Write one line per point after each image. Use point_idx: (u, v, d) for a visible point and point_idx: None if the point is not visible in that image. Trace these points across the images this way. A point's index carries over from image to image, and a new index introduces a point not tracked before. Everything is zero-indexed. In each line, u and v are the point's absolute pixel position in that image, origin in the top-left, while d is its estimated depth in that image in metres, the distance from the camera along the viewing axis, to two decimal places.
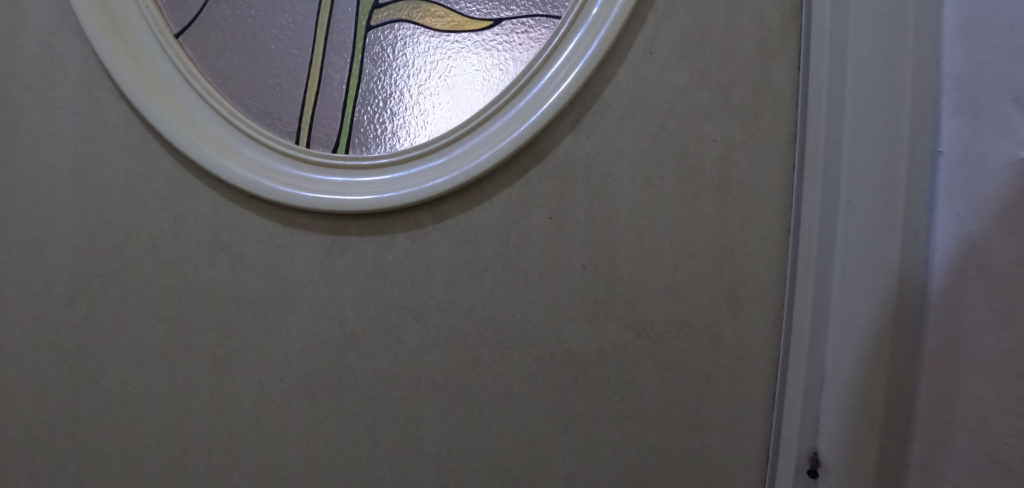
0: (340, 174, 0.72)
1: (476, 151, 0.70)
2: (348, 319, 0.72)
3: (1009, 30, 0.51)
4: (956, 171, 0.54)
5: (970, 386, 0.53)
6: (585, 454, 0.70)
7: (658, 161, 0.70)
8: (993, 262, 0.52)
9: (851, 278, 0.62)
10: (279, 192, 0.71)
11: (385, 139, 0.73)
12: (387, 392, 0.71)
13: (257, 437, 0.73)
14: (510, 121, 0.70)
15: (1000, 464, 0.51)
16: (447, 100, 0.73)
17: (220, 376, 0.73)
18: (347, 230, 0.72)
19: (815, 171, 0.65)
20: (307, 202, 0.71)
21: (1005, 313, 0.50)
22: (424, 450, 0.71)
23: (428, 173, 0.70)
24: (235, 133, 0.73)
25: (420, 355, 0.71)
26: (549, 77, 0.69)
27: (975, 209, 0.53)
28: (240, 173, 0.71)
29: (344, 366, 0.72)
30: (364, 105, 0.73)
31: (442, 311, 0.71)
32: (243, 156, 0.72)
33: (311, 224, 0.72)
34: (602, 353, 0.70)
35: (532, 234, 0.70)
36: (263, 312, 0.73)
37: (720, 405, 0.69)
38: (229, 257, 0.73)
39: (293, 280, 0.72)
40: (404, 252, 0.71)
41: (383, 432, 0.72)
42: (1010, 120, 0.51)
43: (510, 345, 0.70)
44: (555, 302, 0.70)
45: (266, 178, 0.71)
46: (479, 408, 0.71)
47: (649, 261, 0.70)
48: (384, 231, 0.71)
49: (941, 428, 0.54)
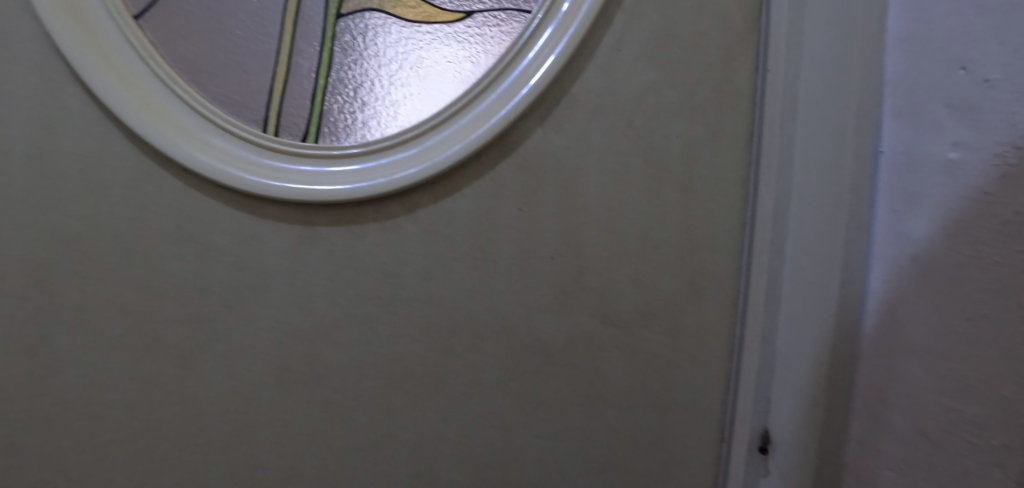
0: (310, 165, 0.71)
1: (449, 144, 0.70)
2: (320, 310, 0.73)
3: (944, 43, 0.57)
4: (895, 170, 0.60)
5: (904, 367, 0.58)
6: (553, 438, 0.73)
7: (624, 156, 0.72)
8: (926, 256, 0.57)
9: (802, 268, 0.66)
10: (249, 182, 0.71)
11: (355, 129, 0.73)
12: (360, 381, 0.73)
13: (224, 427, 0.73)
14: (481, 114, 0.70)
15: (929, 438, 0.56)
16: (418, 91, 0.73)
17: (189, 367, 0.73)
18: (319, 220, 0.72)
19: (771, 165, 0.68)
20: (277, 192, 0.71)
21: (937, 303, 0.56)
22: (397, 438, 0.73)
23: (399, 164, 0.71)
24: (201, 121, 0.72)
25: (391, 344, 0.73)
26: (521, 71, 0.70)
27: (910, 207, 0.59)
28: (206, 163, 0.71)
29: (319, 356, 0.73)
30: (334, 94, 0.73)
31: (416, 301, 0.73)
32: (211, 145, 0.72)
33: (281, 213, 0.72)
34: (570, 340, 0.73)
35: (502, 226, 0.72)
36: (232, 304, 0.73)
37: (681, 387, 0.74)
38: (196, 248, 0.72)
39: (265, 269, 0.72)
40: (374, 243, 0.72)
41: (355, 421, 0.73)
42: (942, 124, 0.56)
43: (482, 334, 0.73)
44: (525, 291, 0.73)
45: (235, 167, 0.71)
46: (449, 395, 0.73)
47: (616, 252, 0.72)
48: (356, 222, 0.72)
49: (878, 406, 0.60)
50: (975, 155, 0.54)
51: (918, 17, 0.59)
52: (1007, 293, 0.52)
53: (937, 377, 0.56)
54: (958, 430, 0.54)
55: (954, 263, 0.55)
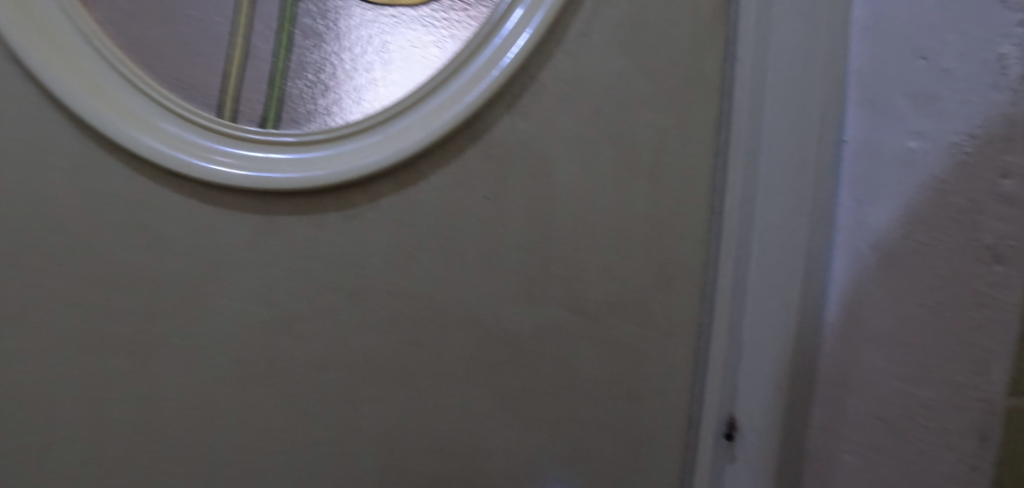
0: (268, 151, 0.67)
1: (414, 131, 0.67)
2: (280, 302, 0.69)
3: (908, 33, 0.57)
4: (858, 159, 0.61)
5: (864, 354, 0.59)
6: (522, 428, 0.73)
7: (593, 144, 0.71)
8: (886, 244, 0.58)
9: (768, 257, 0.67)
10: (202, 169, 0.66)
11: (317, 115, 0.70)
12: (322, 372, 0.70)
13: (180, 426, 0.69)
14: (447, 100, 0.67)
15: (885, 422, 0.57)
16: (383, 76, 0.71)
17: (140, 366, 0.68)
18: (276, 209, 0.68)
19: (738, 155, 0.69)
20: (231, 179, 0.66)
21: (897, 290, 0.56)
22: (363, 431, 0.71)
23: (362, 152, 0.67)
24: (150, 104, 0.67)
25: (356, 336, 0.70)
26: (488, 56, 0.67)
27: (871, 195, 0.59)
28: (154, 147, 0.66)
29: (280, 349, 0.70)
30: (294, 79, 0.69)
31: (381, 292, 0.70)
32: (160, 130, 0.67)
33: (235, 201, 0.68)
34: (539, 331, 0.72)
35: (469, 215, 0.70)
36: (186, 297, 0.68)
37: (650, 375, 0.74)
38: (146, 237, 0.67)
39: (221, 260, 0.68)
40: (336, 233, 0.69)
41: (320, 415, 0.71)
42: (904, 113, 0.57)
43: (449, 325, 0.71)
44: (493, 281, 0.71)
45: (187, 153, 0.66)
46: (416, 387, 0.71)
47: (585, 242, 0.71)
48: (317, 211, 0.68)
49: (838, 392, 0.61)
50: (933, 144, 0.54)
51: (882, 7, 0.59)
52: (962, 281, 0.53)
53: (895, 362, 0.56)
54: (910, 413, 0.56)
55: (912, 251, 0.56)
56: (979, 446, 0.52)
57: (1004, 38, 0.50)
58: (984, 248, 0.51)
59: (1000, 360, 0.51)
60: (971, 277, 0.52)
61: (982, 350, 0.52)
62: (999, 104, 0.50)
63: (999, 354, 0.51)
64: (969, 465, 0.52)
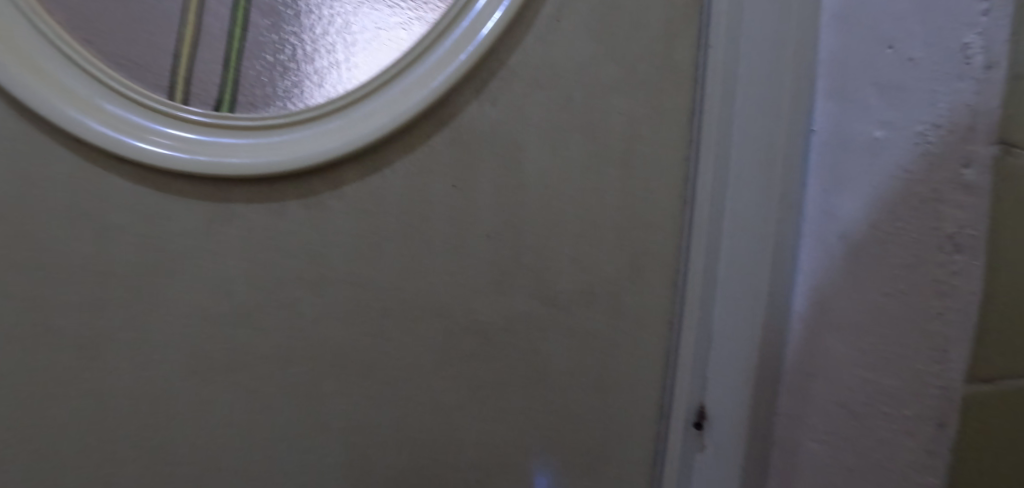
0: (217, 134, 0.59)
1: (379, 115, 0.61)
2: (235, 295, 0.61)
3: (875, 22, 0.57)
4: (826, 148, 0.61)
5: (830, 341, 0.60)
6: (493, 425, 0.69)
7: (565, 128, 0.68)
8: (852, 233, 0.58)
9: (737, 244, 0.67)
10: (152, 154, 0.57)
11: (275, 99, 0.63)
12: (281, 376, 0.63)
13: (122, 441, 0.60)
14: (415, 83, 0.62)
15: (848, 409, 0.58)
16: (345, 59, 0.66)
17: (70, 377, 0.58)
18: (231, 198, 0.60)
19: (710, 143, 0.69)
20: (184, 165, 0.58)
21: (860, 278, 0.57)
22: (325, 435, 0.65)
23: (323, 137, 0.60)
24: (79, 75, 0.57)
25: (316, 327, 0.63)
26: (456, 37, 0.63)
27: (838, 185, 0.60)
28: (86, 125, 0.56)
29: (237, 353, 0.61)
30: (252, 60, 0.63)
31: (343, 281, 0.63)
32: (103, 112, 0.57)
33: (184, 188, 0.59)
34: (510, 322, 0.68)
35: (435, 202, 0.65)
36: (125, 297, 0.59)
37: (621, 365, 0.72)
38: (83, 225, 0.57)
39: (170, 251, 0.59)
40: (297, 223, 0.61)
41: (282, 415, 0.63)
42: (870, 103, 0.57)
43: (416, 315, 0.65)
44: (462, 272, 0.66)
45: (135, 137, 0.57)
46: (382, 384, 0.65)
47: (556, 229, 0.68)
48: (273, 199, 0.61)
49: (805, 378, 0.62)
50: (899, 133, 0.54)
51: None
52: (925, 268, 0.52)
53: (858, 350, 0.57)
54: (872, 401, 0.56)
55: (877, 241, 0.56)
56: (935, 432, 0.52)
57: (969, 27, 0.50)
58: (946, 236, 0.51)
59: (958, 350, 0.51)
60: (932, 266, 0.52)
61: (941, 337, 0.52)
62: (962, 93, 0.50)
63: (958, 343, 0.51)
64: (926, 451, 0.52)
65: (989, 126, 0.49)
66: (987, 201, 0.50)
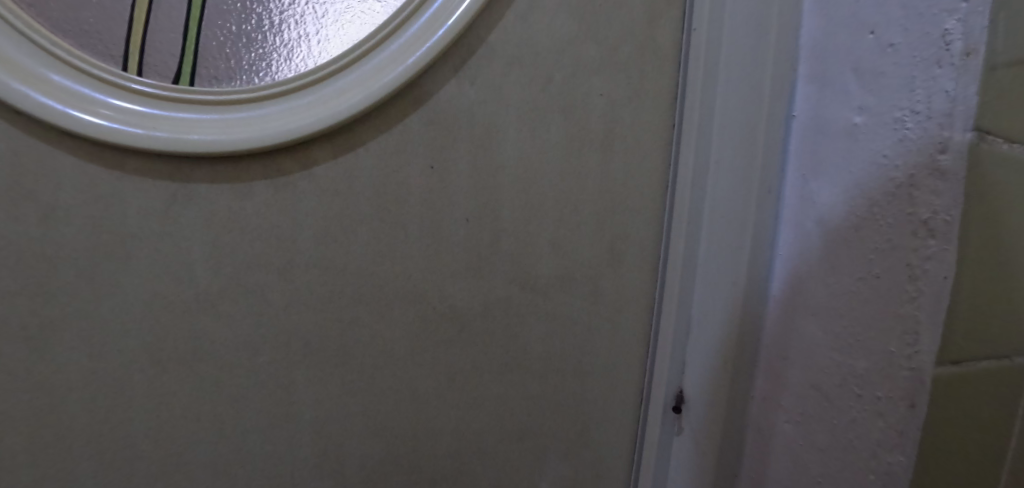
0: (176, 109, 0.56)
1: (350, 92, 0.59)
2: (200, 280, 0.59)
3: (854, 7, 0.56)
4: (805, 133, 0.61)
5: (804, 326, 0.60)
6: (470, 410, 0.70)
7: (545, 111, 0.67)
8: (829, 219, 0.58)
9: (716, 230, 0.67)
10: (106, 130, 0.54)
11: (238, 73, 0.58)
12: (252, 358, 0.61)
13: (81, 431, 0.58)
14: (388, 59, 0.59)
15: (820, 392, 0.58)
16: (316, 32, 0.60)
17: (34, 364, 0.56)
18: (194, 177, 0.57)
19: (691, 128, 0.68)
20: (141, 142, 0.55)
21: (831, 262, 0.57)
22: (297, 422, 0.64)
23: (291, 114, 0.58)
24: (16, 40, 0.52)
25: (286, 314, 0.62)
26: (432, 13, 0.61)
27: (815, 170, 0.59)
28: (29, 96, 0.52)
29: (203, 339, 0.60)
30: (212, 29, 0.57)
31: (314, 267, 0.62)
32: (49, 83, 0.53)
33: (145, 167, 0.56)
34: (487, 307, 0.68)
35: (411, 186, 0.63)
36: (90, 278, 0.56)
37: (601, 350, 0.73)
38: (33, 208, 0.54)
39: (130, 234, 0.57)
40: (264, 203, 0.59)
41: (250, 403, 0.62)
42: (848, 88, 0.56)
43: (390, 301, 0.65)
44: (438, 257, 0.65)
45: (87, 112, 0.54)
46: (355, 370, 0.65)
47: (535, 215, 0.68)
48: (240, 178, 0.59)
49: (779, 362, 0.62)
50: (877, 118, 0.53)
51: None
52: (897, 253, 0.52)
53: (830, 334, 0.57)
54: (845, 383, 0.56)
55: (852, 227, 0.55)
56: (907, 412, 0.52)
57: (948, 13, 0.49)
58: (920, 222, 0.51)
59: (929, 333, 0.51)
60: (905, 251, 0.52)
61: (912, 320, 0.52)
62: (940, 79, 0.50)
63: (930, 327, 0.51)
64: (896, 431, 0.53)
65: (966, 111, 0.48)
66: (962, 186, 0.49)
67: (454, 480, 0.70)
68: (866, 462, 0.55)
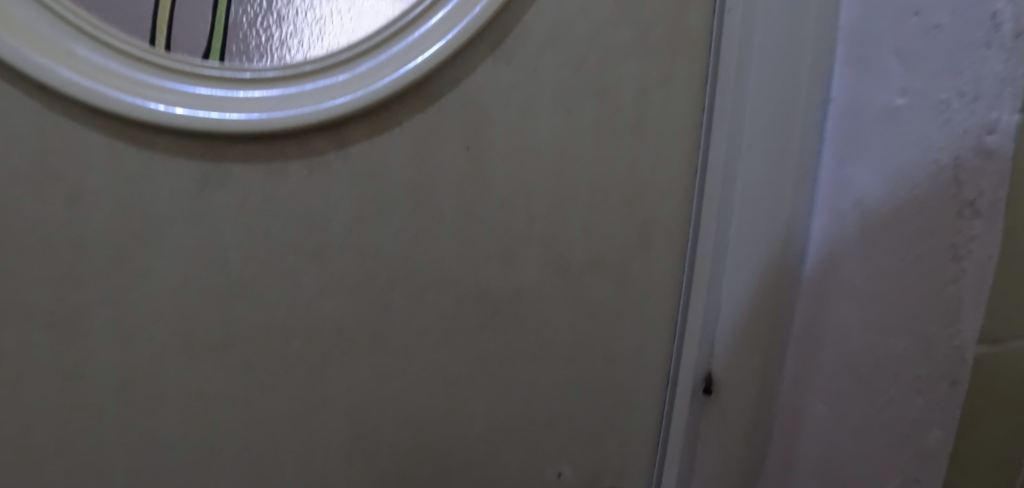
0: (207, 85, 0.52)
1: (387, 69, 0.56)
2: (233, 263, 0.57)
3: None
4: (841, 116, 0.60)
5: (835, 308, 0.60)
6: (501, 393, 0.70)
7: (579, 94, 0.65)
8: (867, 202, 0.57)
9: (750, 216, 0.64)
10: (137, 107, 0.50)
11: (270, 50, 0.56)
12: (286, 343, 0.60)
13: (115, 418, 0.57)
14: (425, 36, 0.57)
15: (855, 372, 0.58)
16: (348, 6, 0.58)
17: (66, 347, 0.54)
18: (228, 155, 0.54)
19: (723, 111, 0.65)
20: (173, 120, 0.51)
21: (865, 245, 0.57)
22: (332, 406, 0.63)
23: (326, 91, 0.55)
24: (40, 12, 0.48)
25: (321, 300, 0.60)
26: None
27: (852, 153, 0.59)
28: (54, 71, 0.48)
29: (237, 325, 0.58)
30: (242, 4, 0.54)
31: (349, 250, 0.60)
32: (76, 58, 0.49)
33: (177, 145, 0.53)
34: (520, 291, 0.68)
35: (447, 167, 0.62)
36: (121, 263, 0.54)
37: (629, 333, 0.73)
38: (62, 191, 0.52)
39: (161, 217, 0.54)
40: (300, 185, 0.57)
41: (285, 388, 0.61)
42: (890, 71, 0.56)
43: (425, 284, 0.64)
44: (472, 240, 0.64)
45: (117, 89, 0.50)
46: (389, 355, 0.64)
47: (567, 199, 0.67)
48: (275, 158, 0.56)
49: (810, 345, 0.63)
50: (919, 101, 0.53)
51: None
52: (940, 235, 0.51)
53: (863, 315, 0.57)
54: (881, 363, 0.56)
55: (892, 210, 0.55)
56: (948, 390, 0.52)
57: None
58: (965, 203, 0.50)
59: (972, 311, 0.50)
60: (950, 232, 0.51)
61: (955, 300, 0.51)
62: (988, 60, 0.48)
63: (973, 308, 0.50)
64: (939, 409, 0.52)
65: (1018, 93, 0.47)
66: (1010, 166, 0.48)
67: (483, 460, 0.71)
68: (903, 440, 0.55)
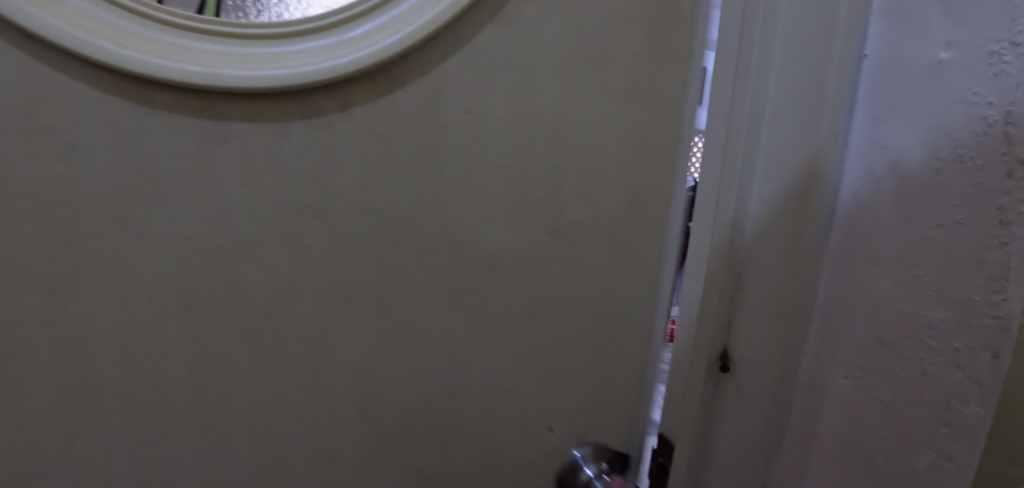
0: (205, 38, 0.47)
1: (389, 31, 0.50)
2: (230, 233, 0.51)
3: None
4: (877, 74, 0.56)
5: (868, 277, 0.56)
6: (524, 368, 0.62)
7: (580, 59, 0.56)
8: (907, 164, 0.53)
9: (768, 181, 0.58)
10: (129, 60, 0.45)
11: None
12: (286, 312, 0.54)
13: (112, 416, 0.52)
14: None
15: (885, 345, 0.55)
16: None
17: (25, 332, 0.48)
18: (228, 113, 0.49)
19: (748, 58, 0.56)
20: (170, 74, 0.46)
21: (902, 209, 0.53)
22: (339, 382, 0.57)
23: (325, 51, 0.49)
24: None
25: (327, 262, 0.54)
26: None
27: (888, 111, 0.55)
28: (39, 17, 0.43)
29: (236, 299, 0.52)
30: None
31: (354, 210, 0.53)
32: (66, 6, 0.44)
33: (174, 103, 0.47)
34: (521, 256, 0.59)
35: (451, 130, 0.54)
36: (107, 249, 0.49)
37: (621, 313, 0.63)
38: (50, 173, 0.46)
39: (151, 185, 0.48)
40: (301, 144, 0.51)
41: (290, 362, 0.55)
42: (934, 22, 0.51)
43: (433, 249, 0.56)
44: (480, 203, 0.57)
45: (108, 40, 0.45)
46: (397, 324, 0.57)
47: (572, 158, 0.57)
48: (274, 118, 0.50)
49: (837, 314, 0.59)
50: (964, 54, 0.49)
51: None
52: (983, 197, 0.48)
53: (898, 283, 0.53)
54: (914, 334, 0.52)
55: (934, 171, 0.51)
56: (989, 362, 0.48)
57: None
58: (1015, 160, 0.46)
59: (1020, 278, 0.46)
60: (998, 191, 0.47)
61: (1001, 266, 0.47)
62: None
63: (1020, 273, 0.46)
64: (974, 381, 0.49)
65: None
66: None
67: (496, 438, 0.63)
68: (938, 416, 0.51)
